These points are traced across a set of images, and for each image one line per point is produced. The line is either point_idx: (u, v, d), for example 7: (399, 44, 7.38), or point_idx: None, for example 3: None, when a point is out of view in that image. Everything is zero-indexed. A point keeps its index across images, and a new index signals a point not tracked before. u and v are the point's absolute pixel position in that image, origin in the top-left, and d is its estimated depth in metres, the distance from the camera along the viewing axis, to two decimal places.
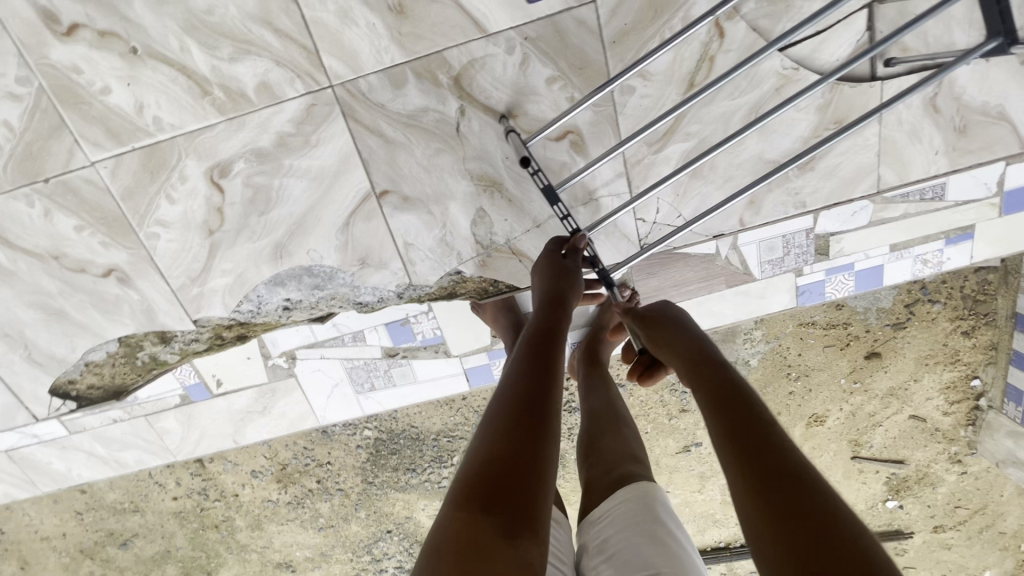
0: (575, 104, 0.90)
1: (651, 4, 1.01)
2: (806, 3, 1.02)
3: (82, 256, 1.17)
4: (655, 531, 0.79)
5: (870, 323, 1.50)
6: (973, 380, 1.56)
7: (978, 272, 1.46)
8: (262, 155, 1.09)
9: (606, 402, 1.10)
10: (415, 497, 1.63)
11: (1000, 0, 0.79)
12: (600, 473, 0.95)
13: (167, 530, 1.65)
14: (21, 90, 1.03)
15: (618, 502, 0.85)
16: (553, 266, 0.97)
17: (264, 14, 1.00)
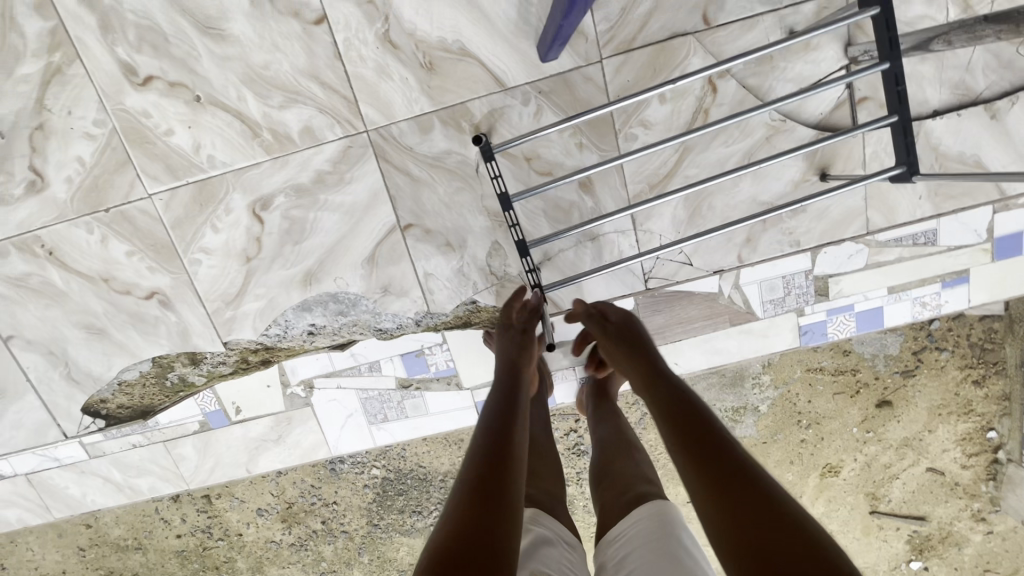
0: (561, 120, 0.94)
1: (652, 64, 1.13)
2: (789, 64, 1.15)
3: (130, 279, 1.28)
4: (670, 546, 0.80)
5: (878, 370, 1.54)
6: (990, 432, 1.57)
7: (984, 320, 1.51)
8: (301, 190, 1.21)
9: (616, 429, 1.16)
10: (420, 542, 1.65)
11: (907, 137, 0.93)
12: (615, 493, 0.99)
13: (168, 569, 1.68)
14: (96, 130, 1.17)
15: (635, 521, 0.88)
16: (510, 335, 1.10)
17: (312, 69, 1.13)
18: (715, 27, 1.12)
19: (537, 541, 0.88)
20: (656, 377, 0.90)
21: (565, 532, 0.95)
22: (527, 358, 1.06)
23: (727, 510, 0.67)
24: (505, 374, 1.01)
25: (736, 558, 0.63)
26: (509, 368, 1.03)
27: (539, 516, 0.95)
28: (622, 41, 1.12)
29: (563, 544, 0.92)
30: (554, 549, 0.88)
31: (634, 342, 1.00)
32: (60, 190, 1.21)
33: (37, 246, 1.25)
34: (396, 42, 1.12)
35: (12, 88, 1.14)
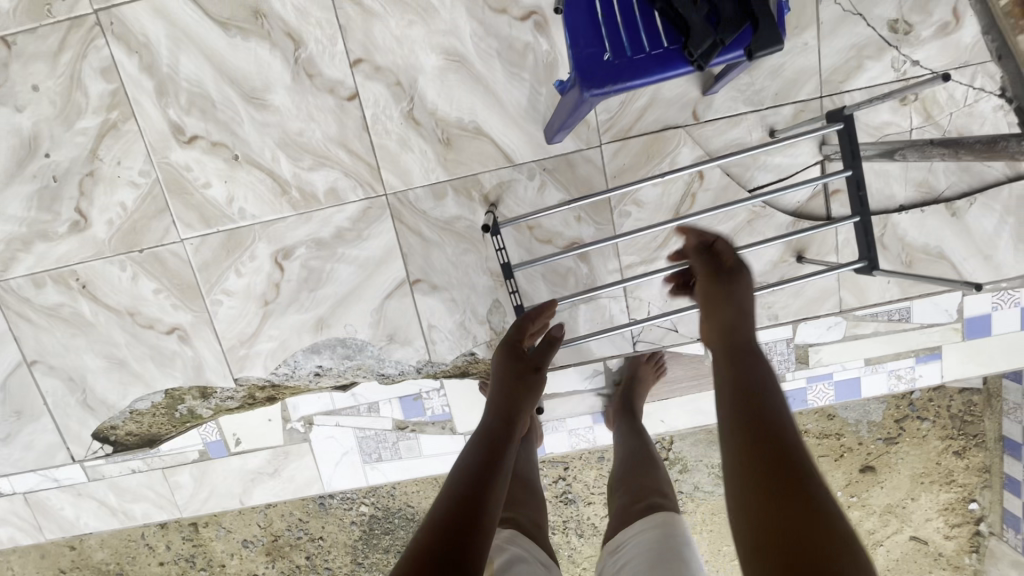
0: (559, 203, 1.06)
1: (646, 151, 1.26)
2: (769, 157, 1.28)
3: (154, 314, 1.37)
4: (678, 550, 0.96)
5: (862, 435, 1.61)
6: (972, 504, 1.63)
7: (963, 393, 1.59)
8: (322, 243, 1.32)
9: (642, 447, 1.28)
10: None
11: (868, 236, 1.04)
12: (629, 501, 1.13)
13: None
14: (141, 179, 1.29)
15: (639, 531, 1.02)
16: (518, 359, 1.05)
17: (342, 137, 1.26)
18: (703, 121, 1.25)
19: (511, 559, 0.96)
20: (741, 357, 0.75)
21: (538, 551, 1.02)
22: (527, 390, 1.02)
23: (777, 532, 0.57)
24: (505, 399, 0.99)
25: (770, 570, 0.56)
26: (512, 393, 1.00)
27: (516, 537, 1.02)
28: (619, 129, 1.26)
29: (538, 564, 0.99)
30: (527, 566, 0.96)
31: (721, 305, 0.83)
32: (101, 231, 1.32)
33: (72, 280, 1.35)
34: (419, 119, 1.25)
35: (70, 139, 1.27)
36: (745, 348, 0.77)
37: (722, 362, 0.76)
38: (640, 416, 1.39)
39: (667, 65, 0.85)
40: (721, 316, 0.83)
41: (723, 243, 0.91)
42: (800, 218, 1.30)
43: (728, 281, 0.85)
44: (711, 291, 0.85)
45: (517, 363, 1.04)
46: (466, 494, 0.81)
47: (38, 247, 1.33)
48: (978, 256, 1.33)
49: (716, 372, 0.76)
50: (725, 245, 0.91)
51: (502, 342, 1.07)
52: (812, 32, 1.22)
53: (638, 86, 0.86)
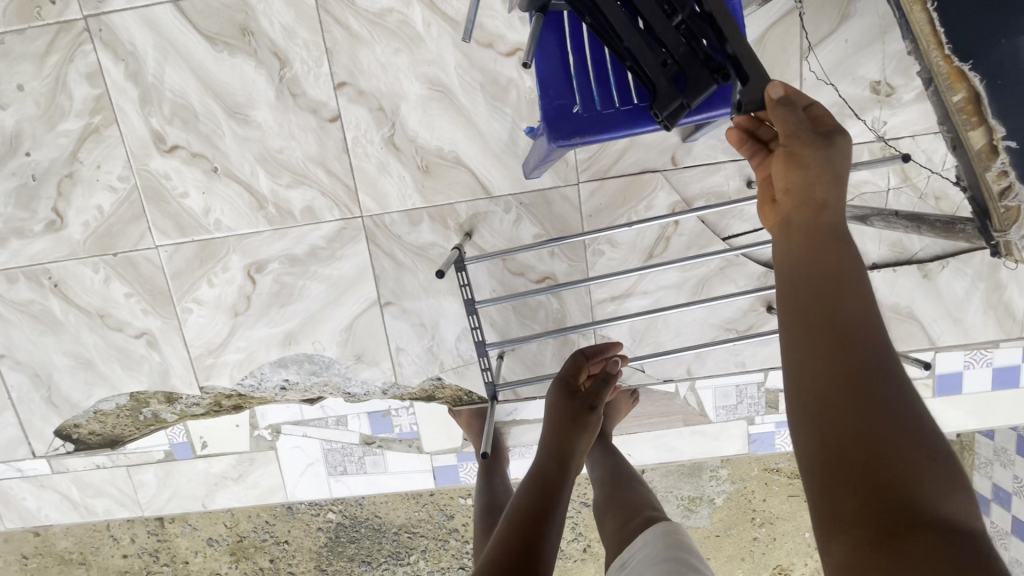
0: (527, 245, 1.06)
1: (623, 192, 1.27)
2: (744, 208, 1.29)
3: (124, 317, 1.38)
4: (686, 556, 0.97)
5: None
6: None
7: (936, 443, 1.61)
8: (295, 260, 1.33)
9: (616, 465, 1.33)
10: None
11: None
12: (622, 522, 1.15)
13: None
14: (119, 184, 1.29)
15: (644, 542, 1.04)
16: (572, 402, 1.11)
17: (321, 158, 1.27)
18: (681, 167, 1.26)
19: None
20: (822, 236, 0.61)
21: None
22: (579, 428, 1.09)
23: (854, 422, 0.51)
24: (557, 441, 1.07)
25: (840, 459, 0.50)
26: (566, 433, 1.07)
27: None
28: (598, 169, 1.26)
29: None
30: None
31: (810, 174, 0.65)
32: (76, 232, 1.32)
33: (44, 278, 1.35)
34: (399, 145, 1.26)
35: (52, 140, 1.27)
36: (839, 236, 0.61)
37: (800, 241, 0.62)
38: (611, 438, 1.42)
39: (634, 123, 0.86)
40: (810, 192, 0.65)
41: (817, 108, 0.70)
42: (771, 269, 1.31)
43: (823, 148, 0.66)
44: (795, 157, 0.67)
45: (572, 401, 1.11)
46: (523, 530, 0.90)
47: (13, 244, 1.34)
48: (947, 319, 1.33)
49: (791, 252, 0.61)
50: (821, 112, 0.70)
51: (558, 379, 1.15)
52: (794, 88, 1.23)
53: (605, 140, 0.87)
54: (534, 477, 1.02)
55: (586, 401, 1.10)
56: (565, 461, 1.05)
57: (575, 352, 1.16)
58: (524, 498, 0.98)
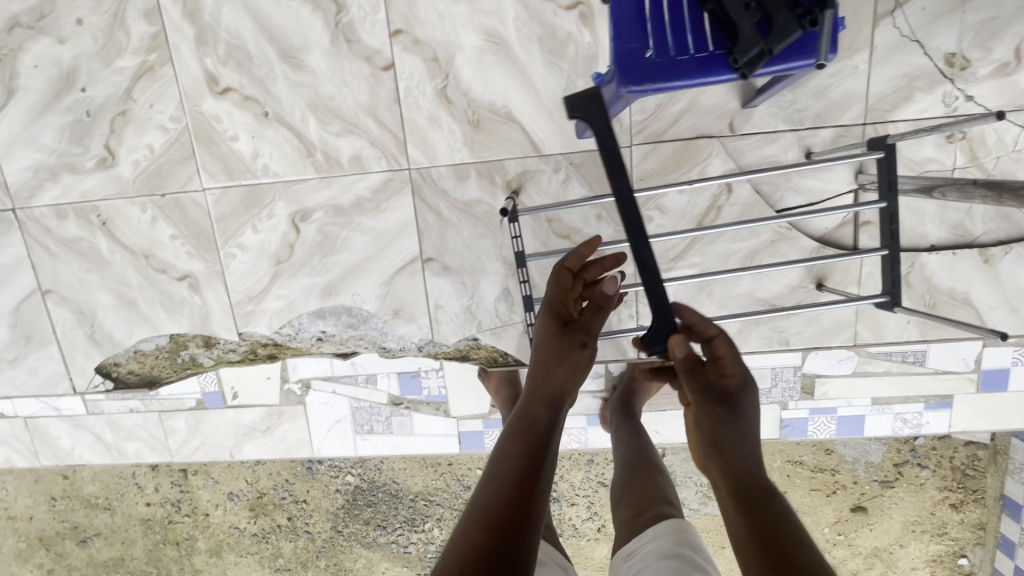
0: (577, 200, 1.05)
1: (677, 156, 1.24)
2: (801, 179, 1.25)
3: (168, 259, 1.39)
4: (693, 556, 0.99)
5: (858, 475, 1.64)
6: (962, 559, 1.67)
7: (968, 446, 1.60)
8: (340, 210, 1.32)
9: (640, 446, 1.30)
10: (378, 558, 1.72)
11: (894, 271, 1.01)
12: (636, 512, 1.15)
13: (130, 535, 1.77)
14: (171, 124, 1.30)
15: (654, 535, 1.05)
16: (561, 334, 1.01)
17: (372, 107, 1.26)
18: (739, 134, 1.22)
19: None
20: (727, 455, 0.88)
21: (557, 555, 1.05)
22: (570, 360, 0.99)
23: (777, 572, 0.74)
24: (543, 374, 0.98)
25: None
26: (556, 366, 0.98)
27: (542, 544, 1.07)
28: (652, 131, 1.23)
29: (556, 567, 1.03)
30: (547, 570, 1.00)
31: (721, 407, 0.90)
32: (126, 170, 1.33)
33: (93, 215, 1.37)
34: (451, 97, 1.24)
35: (107, 76, 1.28)
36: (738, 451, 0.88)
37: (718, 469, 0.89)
38: (639, 421, 1.39)
39: (708, 71, 0.83)
40: (716, 421, 0.90)
41: (720, 342, 0.92)
42: (823, 245, 1.27)
43: (725, 388, 0.92)
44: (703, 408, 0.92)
45: (563, 332, 1.02)
46: (516, 473, 0.86)
47: (65, 179, 1.35)
48: (1005, 307, 1.28)
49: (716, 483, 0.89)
50: (723, 348, 0.93)
51: (547, 308, 1.04)
52: (864, 56, 1.18)
53: (676, 88, 0.84)
54: (523, 419, 0.94)
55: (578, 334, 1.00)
56: (557, 399, 0.96)
57: (557, 268, 1.06)
58: (514, 440, 0.91)
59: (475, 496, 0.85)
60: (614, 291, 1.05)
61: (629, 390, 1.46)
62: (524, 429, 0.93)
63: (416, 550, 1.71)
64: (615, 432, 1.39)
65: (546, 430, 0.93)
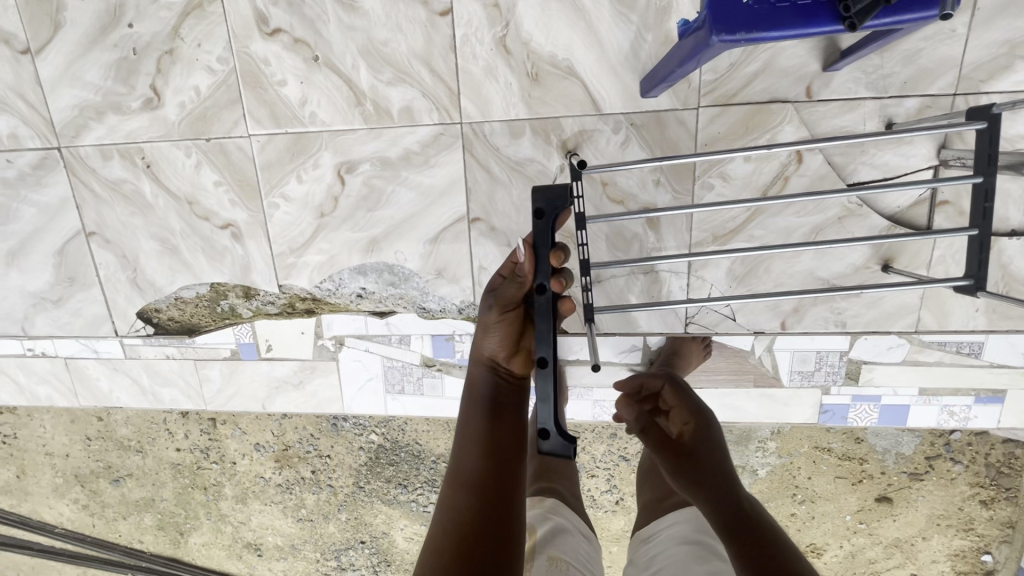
0: (643, 160, 0.97)
1: (746, 121, 1.16)
2: (878, 151, 1.17)
3: (211, 207, 1.37)
4: (710, 543, 0.97)
5: (886, 465, 1.60)
6: (985, 555, 1.63)
7: (1006, 443, 1.55)
8: (387, 163, 1.28)
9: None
10: (398, 515, 1.75)
11: (982, 252, 0.94)
12: (658, 498, 1.15)
13: (160, 478, 1.83)
14: (218, 66, 1.27)
15: (675, 520, 1.04)
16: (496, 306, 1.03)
17: (427, 55, 1.21)
18: (816, 100, 1.15)
19: (555, 529, 0.94)
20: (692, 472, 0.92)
21: (581, 524, 1.00)
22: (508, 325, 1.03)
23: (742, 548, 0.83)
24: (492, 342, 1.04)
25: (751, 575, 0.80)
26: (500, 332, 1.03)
27: (559, 507, 0.99)
28: (721, 93, 1.16)
29: (579, 536, 0.97)
30: (571, 538, 0.94)
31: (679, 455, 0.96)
32: (172, 112, 1.31)
33: (137, 157, 1.35)
34: (510, 48, 1.19)
35: (155, 13, 1.25)
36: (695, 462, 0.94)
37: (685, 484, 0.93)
38: None
39: (811, 20, 0.77)
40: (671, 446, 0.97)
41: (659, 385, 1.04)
42: (894, 225, 1.20)
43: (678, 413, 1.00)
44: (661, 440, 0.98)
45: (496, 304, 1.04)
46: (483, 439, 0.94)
47: (110, 119, 1.33)
48: None
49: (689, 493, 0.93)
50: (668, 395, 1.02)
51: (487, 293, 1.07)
52: (963, 18, 1.09)
53: (773, 38, 0.78)
54: (470, 389, 1.04)
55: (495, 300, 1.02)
56: (497, 363, 1.05)
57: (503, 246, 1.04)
58: (471, 411, 1.00)
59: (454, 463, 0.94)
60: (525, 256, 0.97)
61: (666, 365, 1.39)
62: (477, 397, 1.02)
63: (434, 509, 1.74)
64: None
65: (493, 393, 1.02)
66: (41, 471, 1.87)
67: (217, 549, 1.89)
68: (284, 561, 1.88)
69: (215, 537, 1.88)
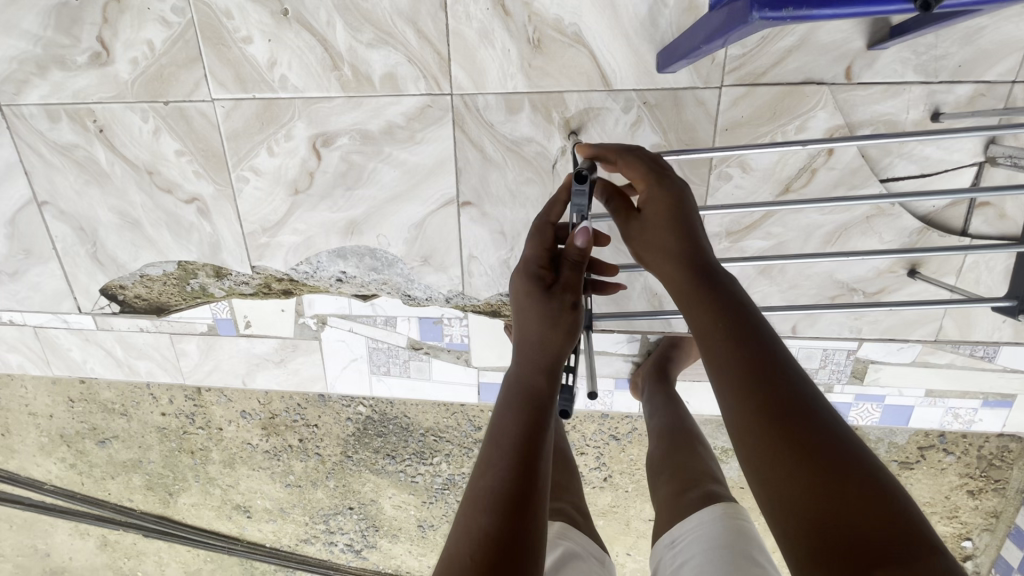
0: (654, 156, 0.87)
1: (773, 105, 1.03)
2: (917, 146, 1.04)
3: (173, 178, 1.24)
4: (748, 549, 0.73)
5: (878, 453, 1.51)
6: (965, 541, 1.59)
7: (1001, 438, 1.47)
8: (367, 137, 1.15)
9: (676, 419, 1.08)
10: (386, 484, 1.67)
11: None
12: (677, 492, 0.91)
13: (146, 442, 1.72)
14: (174, 18, 1.11)
15: (699, 525, 0.79)
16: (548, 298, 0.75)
17: (413, 13, 1.06)
18: (855, 83, 1.01)
19: (565, 555, 0.83)
20: (673, 266, 0.71)
21: (594, 547, 0.89)
22: (568, 315, 0.75)
23: (745, 379, 0.59)
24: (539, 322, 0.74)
25: (755, 420, 0.57)
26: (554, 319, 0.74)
27: (569, 531, 0.89)
28: (748, 71, 1.02)
29: (592, 560, 0.86)
30: (583, 563, 0.83)
31: (653, 260, 0.74)
32: (123, 70, 1.15)
33: (88, 119, 1.20)
34: (509, 8, 1.04)
35: None
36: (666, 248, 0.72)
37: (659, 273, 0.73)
38: (676, 388, 1.22)
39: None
40: (640, 227, 0.76)
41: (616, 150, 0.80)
42: (927, 227, 1.08)
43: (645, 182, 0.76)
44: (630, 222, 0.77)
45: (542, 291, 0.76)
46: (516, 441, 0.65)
47: (54, 74, 1.17)
48: None
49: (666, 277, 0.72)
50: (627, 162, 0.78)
51: (524, 274, 0.78)
52: None
53: (825, 17, 0.65)
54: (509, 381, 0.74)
55: (560, 291, 0.76)
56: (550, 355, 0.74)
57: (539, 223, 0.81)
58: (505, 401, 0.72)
59: (476, 468, 0.66)
60: (587, 240, 0.75)
61: (663, 359, 1.31)
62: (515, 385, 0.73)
63: (423, 480, 1.65)
64: (649, 402, 1.20)
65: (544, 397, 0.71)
66: (15, 435, 1.77)
67: (206, 510, 1.81)
68: (273, 523, 1.80)
69: (204, 498, 1.79)
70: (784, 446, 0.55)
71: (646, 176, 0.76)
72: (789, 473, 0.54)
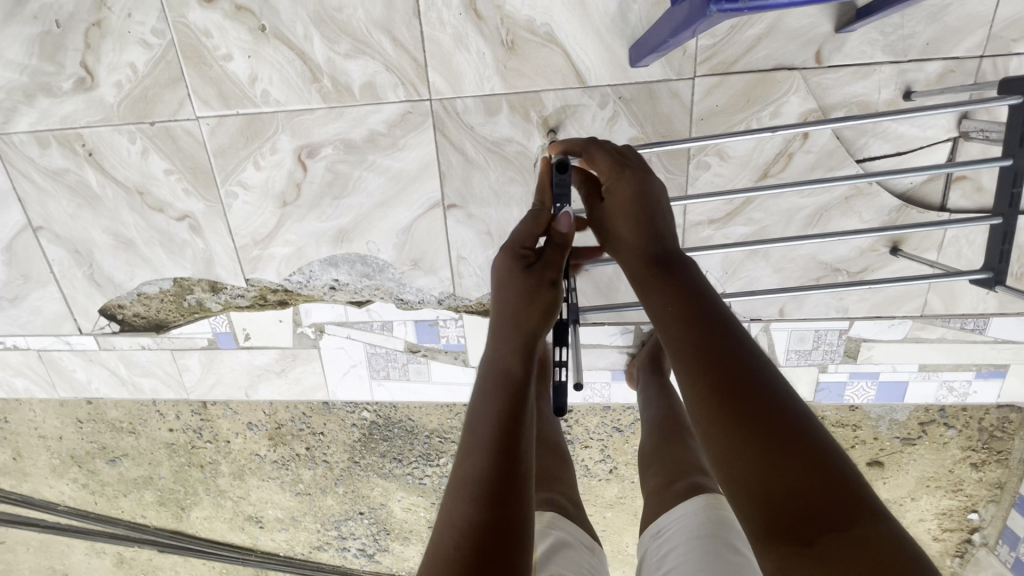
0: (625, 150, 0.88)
1: (747, 92, 1.04)
2: (891, 124, 1.06)
3: (163, 197, 1.26)
4: (728, 538, 0.74)
5: (879, 431, 1.53)
6: (972, 514, 1.60)
7: (1000, 409, 1.49)
8: (351, 146, 1.17)
9: (667, 410, 1.10)
10: (394, 487, 1.69)
11: (1004, 244, 0.91)
12: (665, 482, 0.92)
13: (156, 458, 1.74)
14: (154, 39, 1.14)
15: (682, 516, 0.81)
16: (526, 278, 0.77)
17: (387, 22, 1.08)
18: (825, 67, 1.02)
19: (556, 544, 0.85)
20: (636, 254, 0.73)
21: (585, 536, 0.90)
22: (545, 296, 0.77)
23: (702, 359, 0.61)
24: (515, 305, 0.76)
25: (714, 397, 0.59)
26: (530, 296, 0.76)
27: (562, 521, 0.90)
28: (720, 60, 1.03)
29: (583, 549, 0.88)
30: (573, 552, 0.85)
31: (617, 252, 0.77)
32: (109, 93, 1.17)
33: (77, 144, 1.22)
34: (482, 12, 1.06)
35: None
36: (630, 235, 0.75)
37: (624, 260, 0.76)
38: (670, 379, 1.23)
39: None
40: (608, 216, 0.78)
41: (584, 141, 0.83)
42: (907, 204, 1.10)
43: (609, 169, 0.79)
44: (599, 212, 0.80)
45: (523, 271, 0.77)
46: (498, 430, 0.65)
47: (41, 102, 1.19)
48: None
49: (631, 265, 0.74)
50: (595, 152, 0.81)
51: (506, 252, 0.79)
52: None
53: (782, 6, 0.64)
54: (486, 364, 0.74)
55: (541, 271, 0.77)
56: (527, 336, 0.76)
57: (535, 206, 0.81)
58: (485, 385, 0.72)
59: (460, 454, 0.66)
60: (570, 226, 0.79)
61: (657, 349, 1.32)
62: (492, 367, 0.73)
63: (430, 481, 1.67)
64: (643, 393, 1.21)
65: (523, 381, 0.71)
66: (25, 458, 1.79)
67: (219, 522, 1.83)
68: (285, 532, 1.83)
69: (216, 511, 1.81)
70: (730, 419, 0.57)
71: (610, 165, 0.79)
72: (744, 443, 0.56)
